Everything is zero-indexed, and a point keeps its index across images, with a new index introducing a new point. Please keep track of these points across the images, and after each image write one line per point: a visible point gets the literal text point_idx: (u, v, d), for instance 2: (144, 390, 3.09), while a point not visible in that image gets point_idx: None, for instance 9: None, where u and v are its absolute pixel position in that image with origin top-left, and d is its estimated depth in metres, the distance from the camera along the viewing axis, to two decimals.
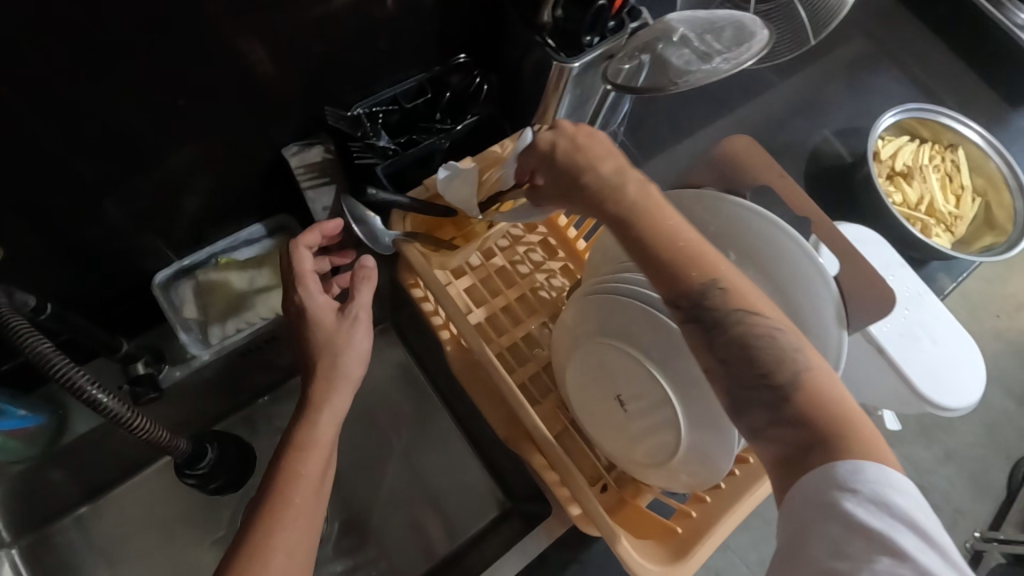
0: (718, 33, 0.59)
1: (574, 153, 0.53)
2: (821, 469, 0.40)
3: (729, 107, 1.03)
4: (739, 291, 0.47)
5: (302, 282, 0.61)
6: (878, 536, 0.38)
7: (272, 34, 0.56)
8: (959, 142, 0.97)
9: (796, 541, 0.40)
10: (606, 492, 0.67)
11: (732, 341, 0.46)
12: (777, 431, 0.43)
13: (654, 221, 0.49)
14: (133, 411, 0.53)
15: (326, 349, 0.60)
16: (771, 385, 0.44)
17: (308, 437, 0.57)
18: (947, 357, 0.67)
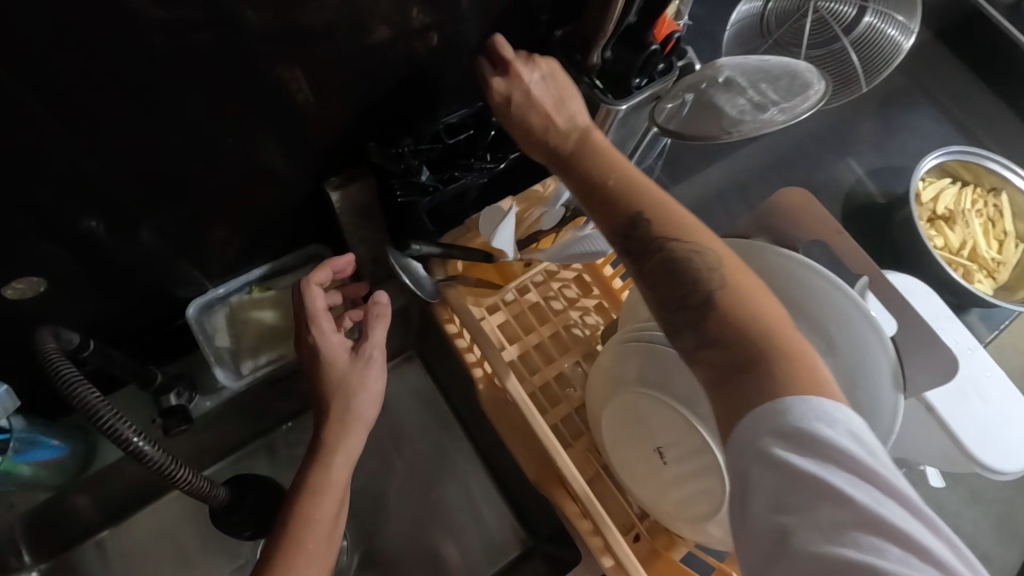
0: (773, 82, 0.59)
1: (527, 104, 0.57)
2: (751, 418, 0.42)
3: (765, 143, 1.01)
4: (673, 220, 0.51)
5: (315, 323, 0.59)
6: (812, 478, 0.39)
7: (317, 68, 0.56)
8: (1002, 186, 0.95)
9: (746, 501, 0.42)
10: (638, 541, 0.65)
11: (657, 265, 0.50)
12: (705, 352, 0.46)
13: (584, 157, 0.55)
14: (175, 460, 0.54)
15: (340, 390, 0.59)
16: (691, 304, 0.47)
17: (320, 479, 0.57)
18: (999, 418, 0.64)
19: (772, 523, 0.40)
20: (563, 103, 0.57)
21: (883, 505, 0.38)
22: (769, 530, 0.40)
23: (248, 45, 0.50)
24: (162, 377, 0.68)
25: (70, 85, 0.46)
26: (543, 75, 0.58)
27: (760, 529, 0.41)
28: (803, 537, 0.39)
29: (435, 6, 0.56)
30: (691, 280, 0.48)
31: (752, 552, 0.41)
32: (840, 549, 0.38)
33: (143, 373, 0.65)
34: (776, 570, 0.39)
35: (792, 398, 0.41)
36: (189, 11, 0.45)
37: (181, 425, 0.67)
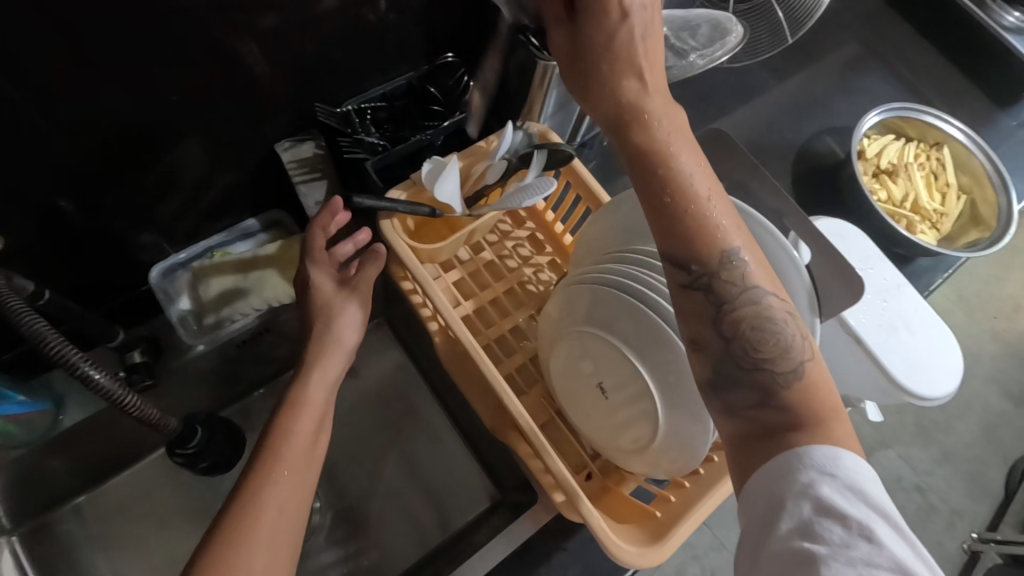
0: (693, 31, 0.62)
1: (632, 67, 0.49)
2: (790, 456, 0.43)
3: (722, 110, 1.04)
4: (754, 271, 0.49)
5: (311, 257, 0.67)
6: (855, 521, 0.40)
7: (267, 33, 0.59)
8: (944, 140, 0.99)
9: (771, 523, 0.42)
10: (591, 481, 0.68)
11: (739, 320, 0.48)
12: (755, 412, 0.47)
13: (685, 178, 0.49)
14: (127, 390, 0.56)
15: (323, 312, 0.66)
16: (769, 369, 0.46)
17: (299, 395, 0.61)
18: (925, 348, 0.67)
19: (798, 551, 0.40)
20: (646, 90, 0.49)
21: (915, 567, 0.39)
22: (796, 553, 0.40)
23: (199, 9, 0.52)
24: (124, 335, 0.72)
25: (22, 53, 0.48)
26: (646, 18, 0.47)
27: (778, 557, 0.41)
28: (831, 567, 0.39)
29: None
30: (777, 343, 0.47)
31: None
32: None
33: (107, 331, 0.69)
34: None
35: (824, 448, 0.43)
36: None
37: (145, 382, 0.71)
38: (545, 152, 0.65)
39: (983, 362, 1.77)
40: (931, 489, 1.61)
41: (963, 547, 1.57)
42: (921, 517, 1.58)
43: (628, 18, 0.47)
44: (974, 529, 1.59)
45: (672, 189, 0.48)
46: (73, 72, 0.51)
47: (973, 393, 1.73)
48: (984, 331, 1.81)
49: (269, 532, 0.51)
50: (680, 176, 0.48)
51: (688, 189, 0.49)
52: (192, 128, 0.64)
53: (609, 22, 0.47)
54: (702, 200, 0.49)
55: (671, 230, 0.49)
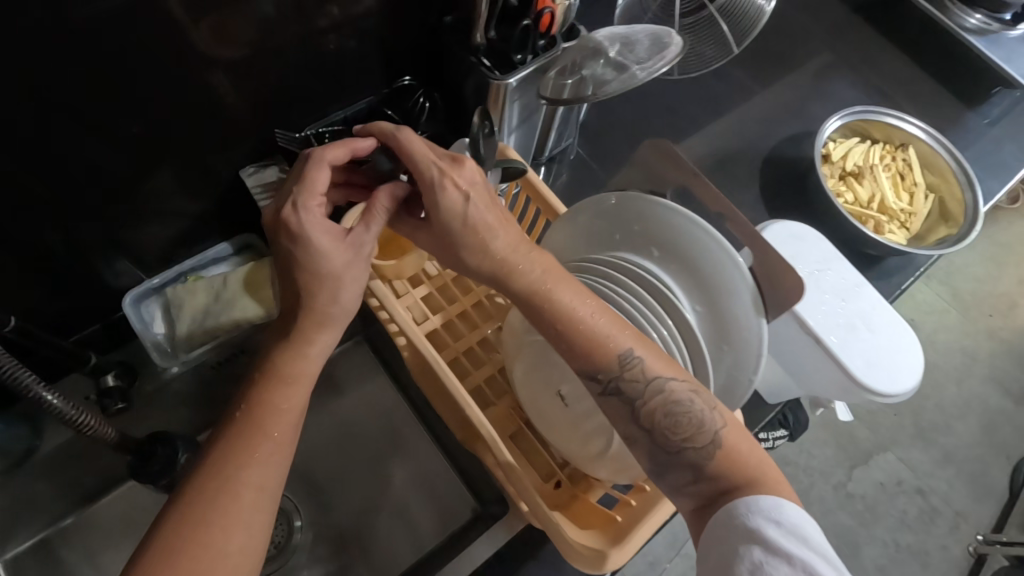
0: (634, 47, 0.67)
1: (476, 227, 0.55)
2: (738, 508, 0.48)
3: (690, 120, 1.06)
4: (655, 363, 0.53)
5: (306, 199, 0.55)
6: (800, 561, 0.43)
7: (222, 62, 0.61)
8: (908, 141, 1.00)
9: (727, 565, 0.46)
10: (560, 489, 0.69)
11: (655, 410, 0.53)
12: (696, 487, 0.52)
13: (565, 304, 0.55)
14: (79, 409, 0.59)
15: (316, 274, 0.54)
16: (691, 450, 0.52)
17: (291, 369, 0.53)
18: (884, 345, 0.68)
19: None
20: (497, 226, 0.55)
21: None
22: None
23: (164, 42, 0.56)
24: (96, 359, 0.75)
25: None
26: (480, 202, 0.55)
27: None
28: None
29: (337, 3, 0.63)
30: (692, 424, 0.52)
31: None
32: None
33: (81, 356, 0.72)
34: None
35: (768, 500, 0.48)
36: (105, 12, 0.51)
37: (118, 405, 0.74)
38: (501, 169, 0.66)
39: (980, 361, 1.75)
40: (932, 491, 1.59)
41: (969, 550, 1.55)
42: (924, 521, 1.56)
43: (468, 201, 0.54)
44: (979, 532, 1.56)
45: (571, 323, 0.54)
46: (47, 104, 0.54)
47: (972, 393, 1.71)
48: (979, 329, 1.79)
49: (248, 514, 0.47)
50: (564, 305, 0.54)
51: (579, 318, 0.54)
52: (168, 156, 0.67)
53: (455, 207, 0.54)
54: (596, 326, 0.54)
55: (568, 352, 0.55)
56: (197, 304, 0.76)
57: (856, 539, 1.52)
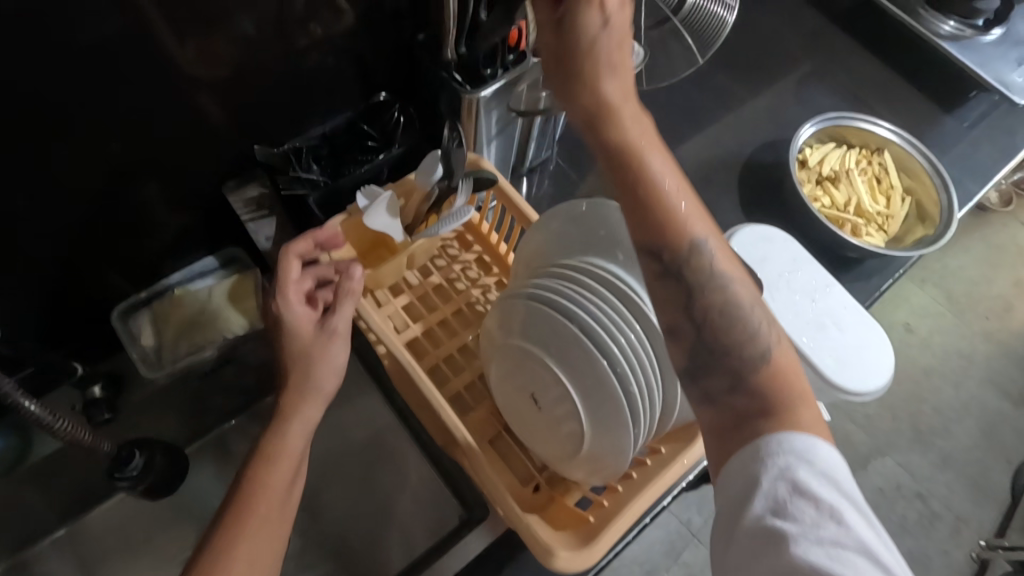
0: None
1: (606, 61, 0.53)
2: (772, 442, 0.47)
3: (671, 128, 1.08)
4: (722, 259, 0.54)
5: (281, 293, 0.60)
6: (826, 504, 0.44)
7: (204, 82, 0.65)
8: (884, 145, 1.02)
9: (745, 503, 0.46)
10: (538, 492, 0.70)
11: (710, 306, 0.53)
12: (731, 398, 0.51)
13: (653, 171, 0.54)
14: (58, 416, 0.60)
15: (301, 360, 0.60)
16: (735, 355, 0.52)
17: (277, 447, 0.58)
18: (854, 344, 0.69)
19: (772, 531, 0.44)
20: (619, 73, 0.54)
21: (879, 548, 0.43)
22: (764, 531, 0.44)
23: (156, 61, 0.60)
24: (85, 370, 0.76)
25: None
26: (621, 17, 0.52)
27: (754, 536, 0.45)
28: (802, 545, 0.43)
29: (320, 22, 0.67)
30: (746, 331, 0.52)
31: (740, 551, 0.45)
32: (837, 568, 0.42)
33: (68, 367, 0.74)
34: (760, 565, 0.44)
35: (800, 437, 0.47)
36: (100, 33, 0.55)
37: (103, 415, 0.76)
38: (471, 180, 0.69)
39: (977, 363, 1.75)
40: (932, 496, 1.58)
41: (971, 555, 1.53)
42: (924, 525, 1.55)
43: (609, 21, 0.51)
44: (982, 536, 1.55)
45: (648, 185, 0.54)
46: (45, 124, 0.58)
47: (970, 395, 1.70)
48: (975, 331, 1.79)
49: None
50: (657, 171, 0.54)
51: (658, 183, 0.54)
52: (161, 170, 0.71)
53: (593, 28, 0.51)
54: (673, 202, 0.54)
55: (639, 218, 0.54)
56: (185, 316, 0.79)
57: None
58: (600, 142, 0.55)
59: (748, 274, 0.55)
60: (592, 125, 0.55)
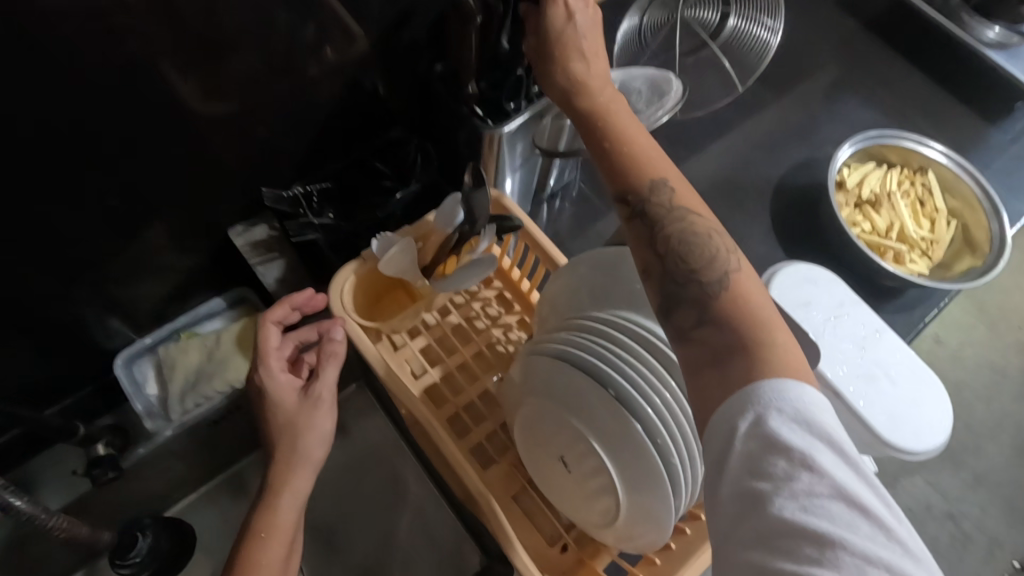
0: (637, 94, 0.66)
1: (567, 42, 0.55)
2: (743, 393, 0.42)
3: (698, 147, 1.02)
4: (683, 194, 0.52)
5: (265, 362, 0.62)
6: (798, 453, 0.39)
7: (207, 119, 0.60)
8: (928, 164, 0.96)
9: (721, 465, 0.41)
10: (566, 552, 0.66)
11: (671, 235, 0.50)
12: (701, 332, 0.46)
13: (621, 122, 0.54)
14: (49, 510, 0.59)
15: (287, 430, 0.60)
16: (698, 280, 0.47)
17: (268, 523, 0.58)
18: (909, 399, 0.65)
19: (746, 491, 0.40)
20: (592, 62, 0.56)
21: (860, 490, 0.38)
22: (742, 494, 0.40)
23: (156, 93, 0.55)
24: (86, 428, 0.73)
25: None
26: (583, 12, 0.56)
27: (733, 499, 0.41)
28: (777, 502, 0.38)
29: (332, 45, 0.61)
30: (708, 254, 0.48)
31: (723, 517, 0.41)
32: (813, 520, 0.37)
33: (65, 428, 0.71)
34: (739, 532, 0.40)
35: (769, 382, 0.42)
36: (97, 75, 0.51)
37: (108, 474, 0.71)
38: (496, 225, 0.64)
39: (1013, 378, 1.67)
40: (964, 516, 1.50)
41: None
42: (957, 547, 1.47)
43: (574, 19, 0.55)
44: (1016, 557, 1.47)
45: (614, 139, 0.54)
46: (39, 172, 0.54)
47: (1003, 410, 1.62)
48: (1010, 344, 1.71)
49: None
50: (623, 122, 0.54)
51: (623, 134, 0.54)
52: (163, 208, 0.66)
53: (558, 16, 0.55)
54: (637, 142, 0.54)
55: (607, 167, 0.54)
56: (191, 364, 0.76)
57: None
58: (571, 111, 0.55)
59: (709, 209, 0.52)
60: (568, 100, 0.55)
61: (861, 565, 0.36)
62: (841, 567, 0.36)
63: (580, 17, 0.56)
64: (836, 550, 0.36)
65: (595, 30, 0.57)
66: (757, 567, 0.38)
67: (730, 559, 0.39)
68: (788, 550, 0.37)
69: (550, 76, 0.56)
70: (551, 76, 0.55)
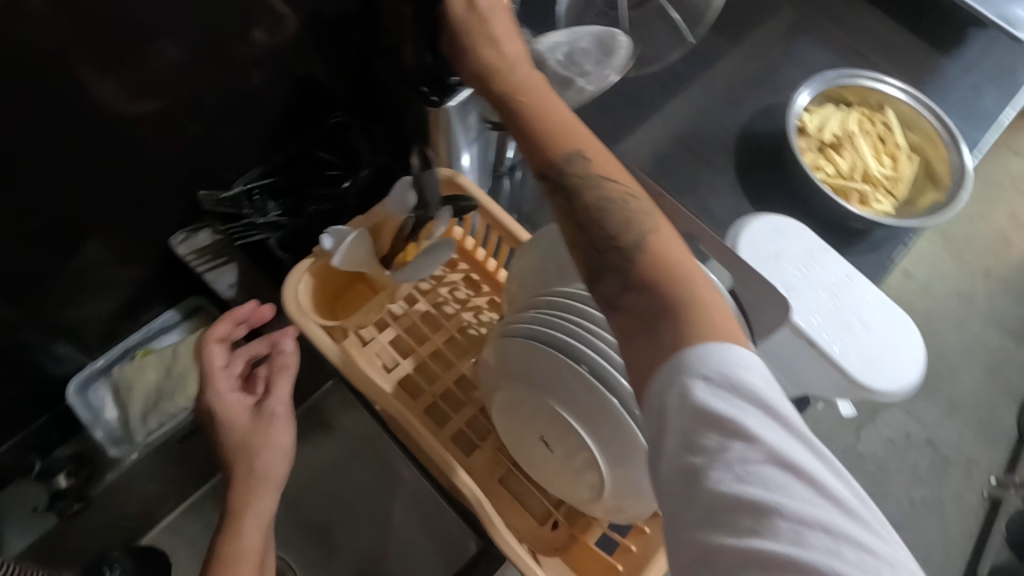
0: (584, 53, 0.63)
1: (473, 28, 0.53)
2: (671, 363, 0.40)
3: (656, 105, 1.00)
4: (603, 162, 0.50)
5: (211, 383, 0.59)
6: (727, 421, 0.37)
7: (133, 120, 0.56)
8: (887, 101, 0.96)
9: (658, 442, 0.39)
10: (557, 529, 0.65)
11: (589, 205, 0.48)
12: (629, 298, 0.44)
13: (539, 98, 0.52)
14: None
15: (242, 451, 0.57)
16: (619, 245, 0.46)
17: (234, 547, 0.56)
18: (882, 341, 0.65)
19: (682, 467, 0.38)
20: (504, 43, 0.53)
21: (792, 450, 0.36)
22: (682, 471, 0.38)
23: (72, 96, 0.51)
24: (42, 464, 0.75)
25: None
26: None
27: (672, 476, 0.38)
28: (713, 476, 0.36)
29: (263, 27, 0.57)
30: (626, 221, 0.47)
31: (665, 496, 0.39)
32: (747, 490, 0.35)
33: (22, 464, 0.74)
34: (684, 511, 0.37)
35: (695, 348, 0.39)
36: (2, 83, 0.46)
37: (74, 506, 0.70)
38: (451, 206, 0.63)
39: (980, 304, 1.71)
40: (943, 441, 1.54)
41: (982, 495, 1.50)
42: (937, 472, 1.50)
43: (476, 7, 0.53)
44: (992, 475, 1.51)
45: (531, 118, 0.51)
46: None
47: (973, 336, 1.67)
48: (975, 271, 1.75)
49: None
50: (545, 98, 0.52)
51: (538, 108, 0.51)
52: (99, 221, 0.62)
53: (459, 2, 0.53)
54: (548, 115, 0.51)
55: (522, 143, 0.52)
56: (146, 384, 0.74)
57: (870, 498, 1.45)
58: (489, 96, 0.52)
59: (630, 176, 0.50)
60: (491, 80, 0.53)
61: (799, 531, 0.34)
62: (778, 536, 0.34)
63: (495, 14, 0.54)
64: (773, 518, 0.35)
65: (501, 13, 0.55)
66: (701, 546, 0.36)
67: (674, 540, 0.37)
68: (727, 525, 0.35)
69: (468, 62, 0.54)
70: (471, 60, 0.54)
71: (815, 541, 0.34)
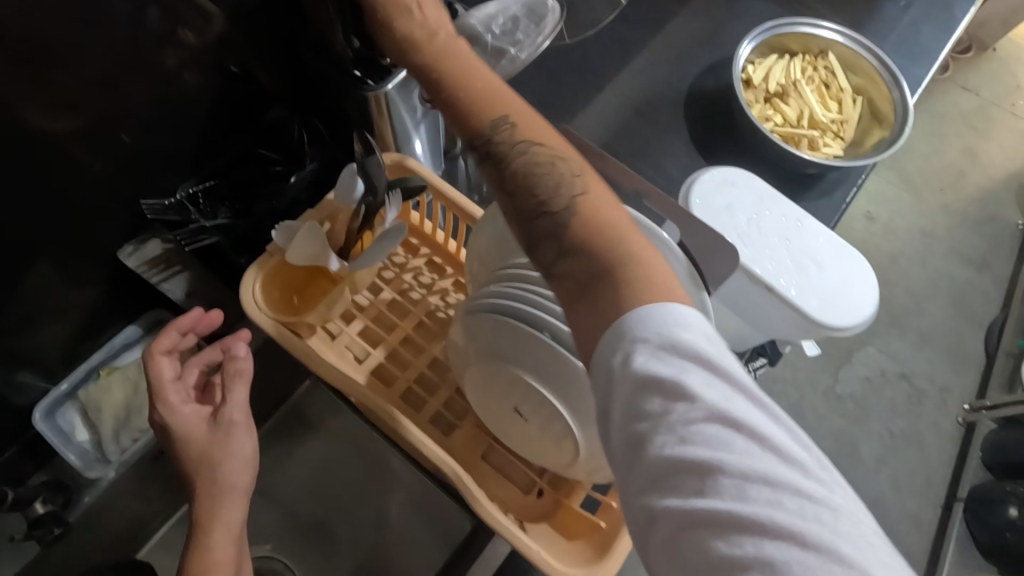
0: (516, 23, 0.65)
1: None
2: (611, 332, 0.40)
3: (603, 71, 1.00)
4: (530, 126, 0.50)
5: (161, 397, 0.58)
6: (668, 383, 0.38)
7: (62, 134, 0.55)
8: (827, 47, 0.97)
9: (607, 412, 0.40)
10: (543, 497, 0.66)
11: (519, 171, 0.49)
12: (565, 265, 0.45)
13: (467, 70, 0.52)
14: None
15: (203, 463, 0.57)
16: (550, 212, 0.46)
17: (206, 562, 0.55)
18: (836, 280, 0.67)
19: (630, 433, 0.39)
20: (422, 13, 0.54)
21: (734, 407, 0.37)
22: (630, 438, 0.39)
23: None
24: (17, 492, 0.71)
25: None
26: None
27: (623, 443, 0.39)
28: (657, 441, 0.37)
29: (189, 28, 0.56)
30: (555, 185, 0.47)
31: (618, 463, 0.40)
32: (689, 450, 0.36)
33: None
34: (636, 475, 0.38)
35: (630, 310, 0.40)
36: None
37: (54, 531, 0.70)
38: (400, 190, 0.62)
39: (941, 238, 1.76)
40: (917, 374, 1.59)
41: (958, 422, 1.55)
42: (913, 404, 1.55)
43: None
44: (965, 401, 1.57)
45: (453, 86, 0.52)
46: None
47: (937, 270, 1.71)
48: (934, 207, 1.79)
49: None
50: (471, 65, 0.52)
51: (458, 77, 0.52)
52: (41, 241, 0.61)
53: None
54: (473, 85, 0.51)
55: (451, 116, 0.52)
56: (114, 403, 0.73)
57: (852, 437, 1.49)
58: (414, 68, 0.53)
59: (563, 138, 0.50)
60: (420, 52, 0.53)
61: (741, 485, 0.35)
62: (722, 493, 0.35)
63: (426, 9, 0.54)
64: (716, 476, 0.35)
65: None
66: (652, 508, 0.37)
67: (629, 505, 0.39)
68: (673, 485, 0.36)
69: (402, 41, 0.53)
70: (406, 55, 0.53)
71: (755, 494, 0.34)
